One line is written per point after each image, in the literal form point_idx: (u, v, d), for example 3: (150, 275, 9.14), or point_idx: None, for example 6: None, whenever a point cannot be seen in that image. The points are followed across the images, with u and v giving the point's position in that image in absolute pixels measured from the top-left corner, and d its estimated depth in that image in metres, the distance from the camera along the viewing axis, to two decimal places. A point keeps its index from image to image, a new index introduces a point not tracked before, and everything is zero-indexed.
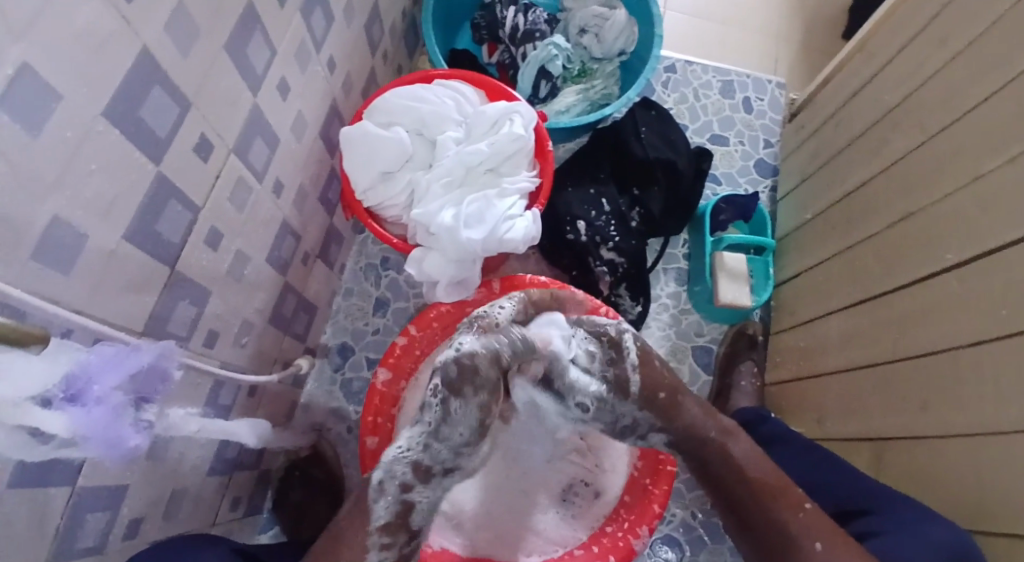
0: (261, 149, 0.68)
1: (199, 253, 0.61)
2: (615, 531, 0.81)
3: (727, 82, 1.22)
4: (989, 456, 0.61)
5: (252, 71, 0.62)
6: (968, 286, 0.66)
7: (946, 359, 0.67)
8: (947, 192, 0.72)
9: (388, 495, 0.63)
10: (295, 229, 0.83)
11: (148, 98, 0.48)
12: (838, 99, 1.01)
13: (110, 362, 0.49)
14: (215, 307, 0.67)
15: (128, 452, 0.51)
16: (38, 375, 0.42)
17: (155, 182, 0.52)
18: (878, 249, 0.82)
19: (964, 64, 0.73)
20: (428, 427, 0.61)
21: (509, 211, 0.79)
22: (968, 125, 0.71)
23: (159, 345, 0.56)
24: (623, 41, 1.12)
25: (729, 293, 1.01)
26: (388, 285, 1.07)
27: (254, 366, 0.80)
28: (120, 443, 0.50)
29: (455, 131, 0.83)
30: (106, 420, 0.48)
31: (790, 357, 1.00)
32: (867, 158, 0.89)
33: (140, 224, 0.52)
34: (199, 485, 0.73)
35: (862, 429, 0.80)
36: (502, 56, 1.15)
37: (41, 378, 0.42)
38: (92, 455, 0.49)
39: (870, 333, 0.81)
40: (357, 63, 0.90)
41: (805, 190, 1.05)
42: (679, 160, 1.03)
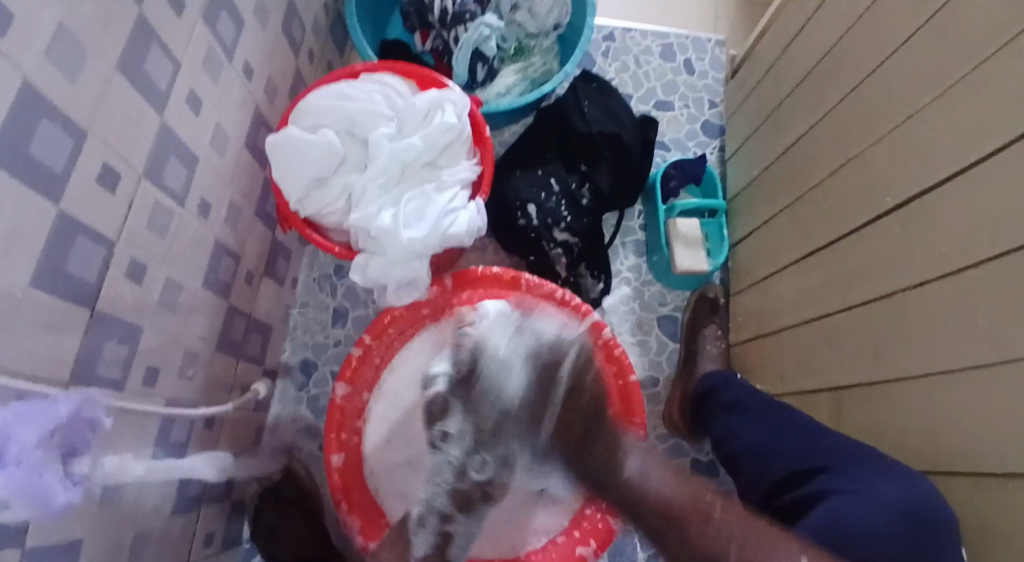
0: (177, 169, 0.65)
1: (121, 288, 0.58)
2: (594, 512, 0.81)
3: (667, 46, 1.20)
4: (944, 396, 0.61)
5: (154, 88, 0.59)
6: (908, 228, 0.66)
7: (896, 303, 0.67)
8: (882, 135, 0.71)
9: (428, 529, 0.75)
10: (232, 248, 0.79)
11: (36, 132, 0.45)
12: (774, 52, 1.00)
13: (28, 417, 0.46)
14: (151, 342, 0.64)
15: (59, 510, 0.49)
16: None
17: (57, 219, 0.49)
18: (822, 200, 0.81)
19: (890, 4, 0.72)
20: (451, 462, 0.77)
21: (450, 204, 0.77)
22: (897, 66, 0.70)
23: (84, 392, 0.53)
24: (556, 14, 1.08)
25: (687, 260, 0.99)
26: (344, 293, 1.04)
27: (207, 395, 0.77)
28: (49, 500, 0.47)
29: (387, 127, 0.80)
30: (30, 479, 0.45)
31: (748, 317, 1.00)
32: (805, 109, 0.88)
33: (45, 266, 0.48)
34: (163, 525, 0.70)
35: (821, 382, 0.80)
36: (434, 42, 1.11)
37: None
38: (22, 518, 0.46)
39: (822, 286, 0.80)
40: (278, 66, 0.86)
41: (750, 148, 1.05)
42: (623, 131, 1.01)
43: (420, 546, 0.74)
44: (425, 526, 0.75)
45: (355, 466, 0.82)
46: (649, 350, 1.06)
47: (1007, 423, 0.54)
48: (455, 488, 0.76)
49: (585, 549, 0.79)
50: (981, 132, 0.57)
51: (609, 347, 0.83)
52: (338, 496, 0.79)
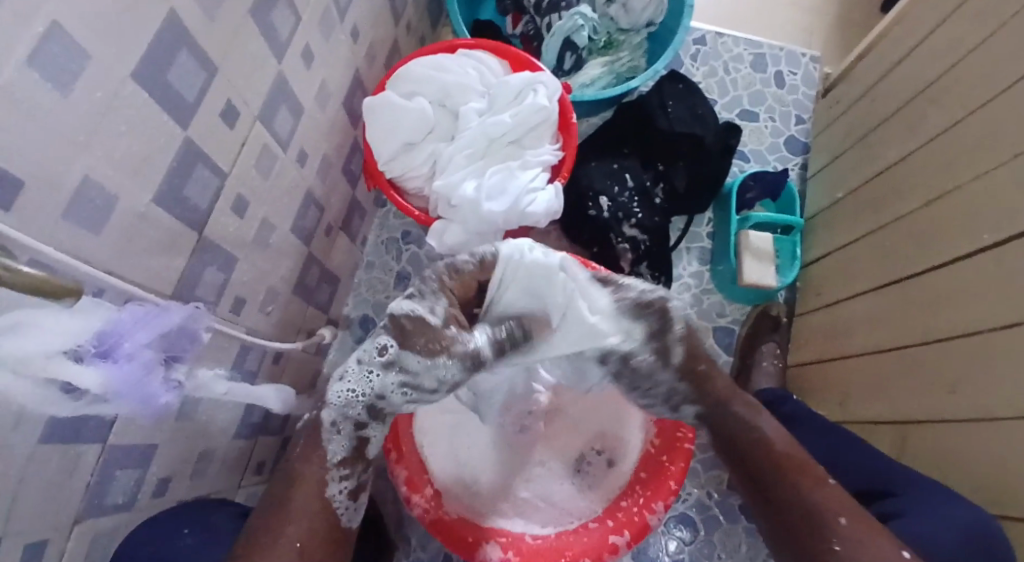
0: (285, 116, 0.68)
1: (226, 220, 0.62)
2: (630, 506, 0.80)
3: (759, 55, 1.19)
4: (1017, 441, 0.60)
5: (276, 37, 0.62)
6: (1005, 267, 0.64)
7: (979, 341, 0.65)
8: (988, 168, 0.69)
9: (343, 434, 0.72)
10: (319, 199, 0.83)
11: (175, 62, 0.49)
12: (874, 73, 0.98)
13: (141, 322, 0.50)
14: (241, 274, 0.68)
15: (157, 407, 0.54)
16: (67, 330, 0.43)
17: (183, 146, 0.52)
18: (911, 228, 0.80)
19: (1008, 34, 0.70)
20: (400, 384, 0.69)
21: (531, 184, 0.79)
22: (1009, 99, 0.68)
23: (189, 307, 0.58)
24: (651, 11, 1.08)
25: (753, 274, 0.99)
26: (410, 258, 1.08)
27: (280, 333, 0.81)
28: (149, 399, 0.52)
29: (478, 102, 0.82)
30: (135, 376, 0.50)
31: (814, 339, 0.99)
32: (903, 134, 0.86)
33: (169, 188, 0.52)
34: (225, 448, 0.75)
35: (886, 412, 0.79)
36: (526, 27, 1.13)
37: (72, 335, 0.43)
38: (123, 411, 0.51)
39: (898, 315, 0.79)
40: (381, 32, 0.90)
41: (836, 168, 1.03)
42: (706, 135, 1.01)
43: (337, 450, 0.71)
44: (342, 430, 0.72)
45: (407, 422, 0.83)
46: None
47: None
48: (376, 402, 0.70)
49: (619, 539, 0.77)
50: None
51: None
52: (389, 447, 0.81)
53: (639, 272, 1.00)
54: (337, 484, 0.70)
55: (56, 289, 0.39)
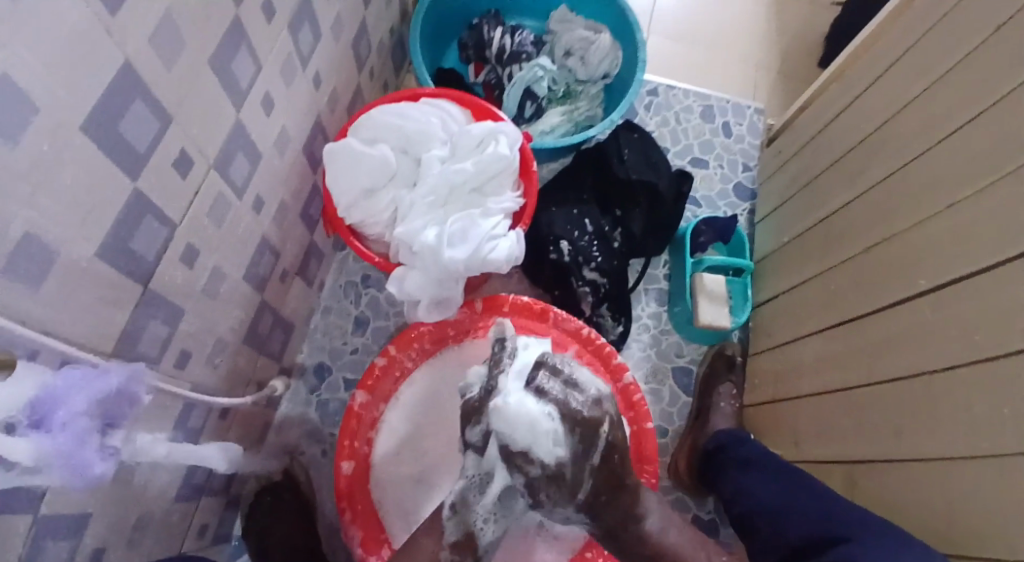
0: (242, 163, 0.67)
1: (174, 271, 0.59)
2: (596, 556, 0.81)
3: (708, 107, 1.25)
4: (963, 480, 0.62)
5: (236, 85, 0.61)
6: (943, 312, 0.67)
7: (922, 381, 0.68)
8: (922, 219, 0.74)
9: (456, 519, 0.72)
10: (274, 245, 0.81)
11: (129, 111, 0.47)
12: (814, 127, 1.04)
13: (78, 384, 0.47)
14: (188, 326, 0.65)
15: (92, 480, 0.48)
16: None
17: (132, 195, 0.50)
18: (854, 273, 0.84)
19: (938, 97, 0.76)
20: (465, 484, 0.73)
21: (493, 231, 0.79)
22: (942, 155, 0.73)
23: (130, 366, 0.54)
24: (607, 65, 1.13)
25: (709, 315, 1.02)
26: (368, 303, 1.06)
27: (228, 385, 0.77)
28: (86, 470, 0.47)
29: (439, 149, 0.83)
30: (69, 445, 0.45)
31: (764, 379, 1.02)
32: (843, 184, 0.91)
33: (114, 240, 0.50)
34: (165, 511, 0.70)
35: (836, 451, 0.81)
36: (488, 75, 1.15)
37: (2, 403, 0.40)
38: (53, 483, 0.45)
39: (845, 356, 0.82)
40: (343, 79, 0.90)
41: (782, 214, 1.08)
42: (660, 182, 1.04)
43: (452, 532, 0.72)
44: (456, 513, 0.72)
45: (364, 475, 0.82)
46: (661, 400, 1.06)
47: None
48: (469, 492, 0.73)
49: None
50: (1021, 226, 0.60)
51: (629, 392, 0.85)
52: (343, 505, 0.79)
53: (599, 315, 1.01)
54: None
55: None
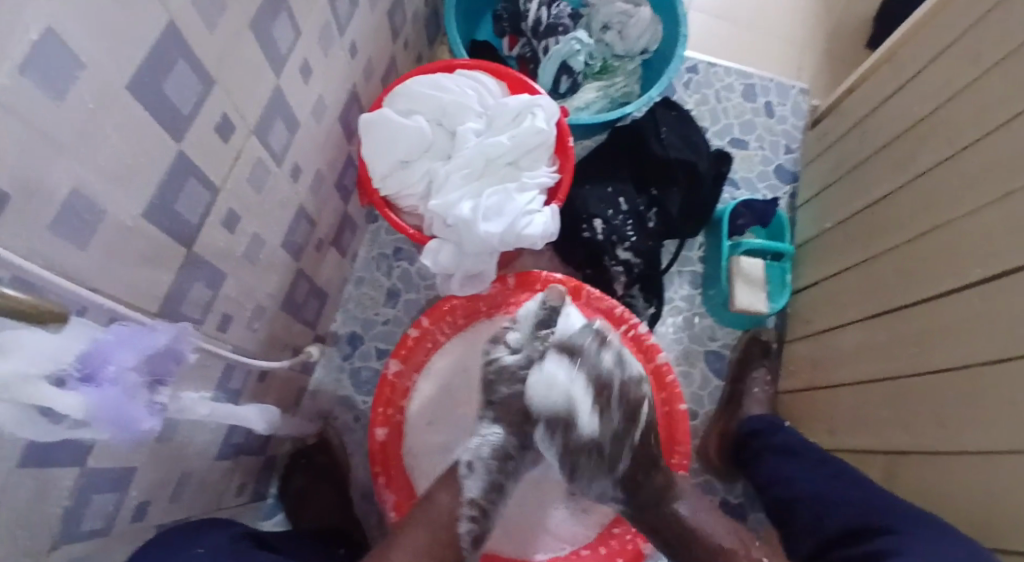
0: (280, 130, 0.67)
1: (216, 234, 0.60)
2: (624, 533, 0.82)
3: (750, 86, 1.21)
4: (1007, 476, 0.60)
5: (276, 51, 0.61)
6: (993, 304, 0.65)
7: (969, 375, 0.66)
8: (976, 206, 0.70)
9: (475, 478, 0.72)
10: (311, 214, 0.82)
11: (172, 73, 0.47)
12: (863, 108, 1.00)
13: (125, 342, 0.48)
14: (229, 290, 0.66)
15: (139, 434, 0.51)
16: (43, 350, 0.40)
17: (175, 158, 0.51)
18: (901, 261, 0.81)
19: (999, 77, 0.71)
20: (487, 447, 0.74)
21: (528, 206, 0.79)
22: (1000, 140, 0.69)
23: (175, 326, 0.56)
24: (646, 39, 1.11)
25: (745, 299, 1.00)
26: (400, 275, 1.06)
27: (265, 350, 0.79)
28: (134, 426, 0.49)
29: (475, 122, 0.82)
30: (120, 402, 0.47)
31: (802, 366, 1.00)
32: (893, 168, 0.87)
33: (159, 201, 0.51)
34: (205, 469, 0.72)
35: (874, 441, 0.79)
36: (523, 49, 1.13)
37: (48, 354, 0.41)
38: (103, 437, 0.48)
39: (888, 346, 0.79)
40: (379, 48, 0.89)
41: (827, 198, 1.04)
42: (699, 161, 1.02)
43: (473, 488, 0.71)
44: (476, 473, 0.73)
45: (398, 442, 0.84)
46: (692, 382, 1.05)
47: None
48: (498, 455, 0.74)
49: None
50: None
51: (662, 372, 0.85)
52: (377, 469, 0.81)
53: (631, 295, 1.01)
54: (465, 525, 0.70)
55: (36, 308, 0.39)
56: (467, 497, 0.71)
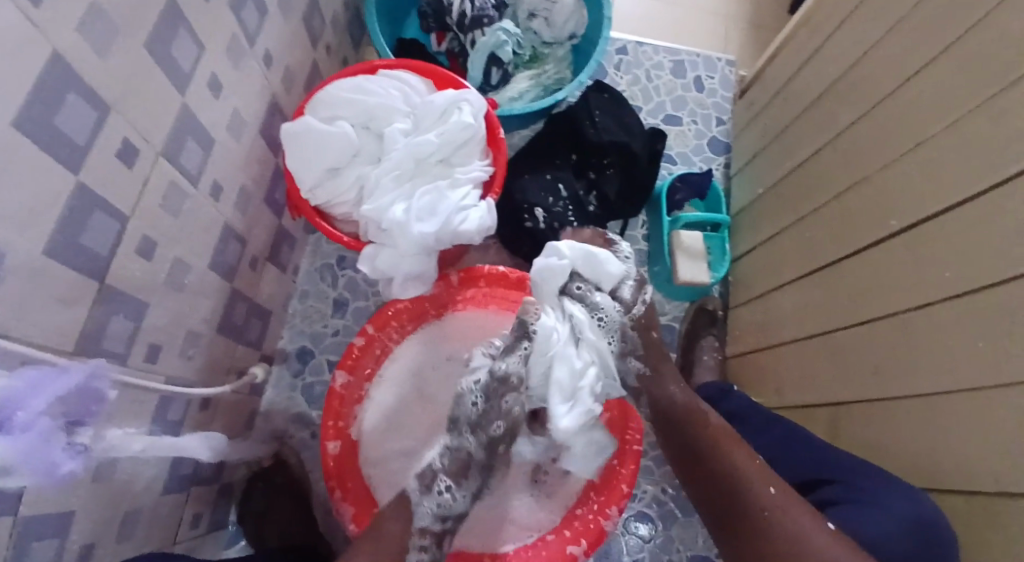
0: (195, 150, 0.65)
1: (132, 265, 0.58)
2: (585, 514, 0.81)
3: (678, 62, 1.22)
4: (942, 417, 0.62)
5: (178, 69, 0.59)
6: (916, 251, 0.67)
7: (898, 323, 0.69)
8: (892, 159, 0.73)
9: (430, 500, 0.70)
10: (240, 232, 0.80)
11: (63, 103, 0.45)
12: (785, 75, 1.02)
13: (37, 385, 0.47)
14: (155, 319, 0.64)
15: (63, 478, 0.50)
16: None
17: (76, 191, 0.49)
18: (828, 220, 0.83)
19: (903, 36, 0.74)
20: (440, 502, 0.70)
21: (461, 202, 0.78)
22: (909, 95, 0.72)
23: (92, 363, 0.54)
24: (572, 24, 1.10)
25: (689, 272, 1.01)
26: (345, 284, 1.05)
27: (205, 376, 0.76)
28: (54, 468, 0.49)
29: (402, 122, 0.81)
30: (35, 446, 0.46)
31: (747, 331, 1.02)
32: (813, 131, 0.90)
33: (62, 237, 0.48)
34: (154, 505, 0.70)
35: (818, 397, 0.82)
36: (451, 44, 1.12)
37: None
38: (25, 484, 0.47)
39: (823, 303, 0.82)
40: (296, 55, 0.87)
41: (757, 166, 1.06)
42: (633, 142, 1.02)
43: (423, 518, 0.69)
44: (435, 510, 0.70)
45: (351, 455, 0.81)
46: None
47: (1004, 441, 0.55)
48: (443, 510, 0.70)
49: (576, 548, 0.78)
50: (993, 157, 0.59)
51: None
52: (332, 483, 0.77)
53: None
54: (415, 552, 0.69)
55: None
56: (418, 525, 0.70)
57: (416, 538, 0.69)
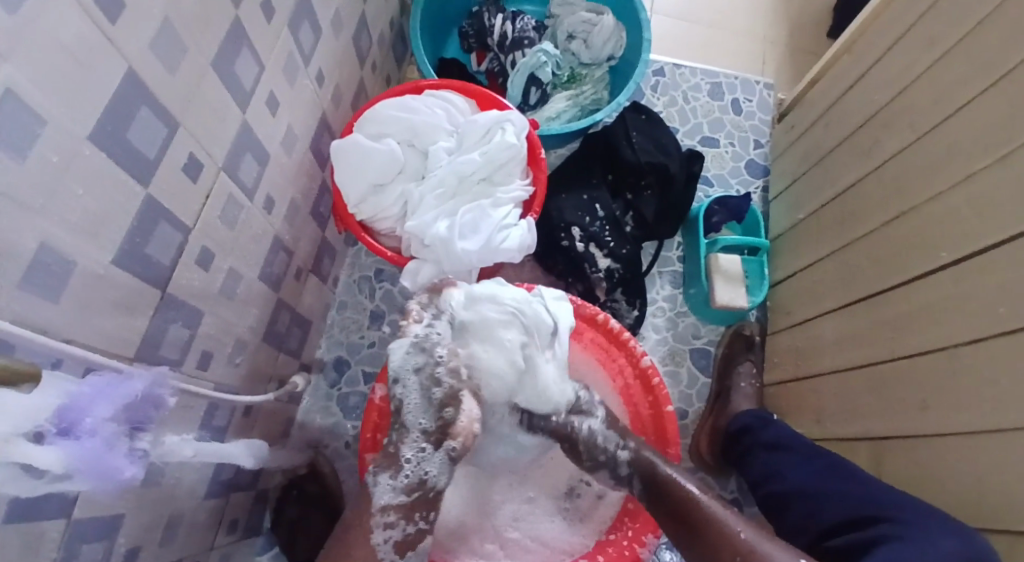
0: (250, 164, 0.67)
1: (190, 274, 0.60)
2: (620, 540, 0.79)
3: (716, 84, 1.22)
4: (991, 452, 0.61)
5: (240, 87, 0.61)
6: (965, 284, 0.66)
7: (945, 357, 0.68)
8: (942, 189, 0.72)
9: (383, 484, 0.64)
10: (287, 244, 0.82)
11: (135, 119, 0.47)
12: (827, 100, 1.02)
13: (100, 390, 0.48)
14: (208, 327, 0.66)
15: (120, 483, 0.50)
16: (21, 410, 0.39)
17: (145, 203, 0.51)
18: (872, 250, 0.82)
19: (952, 66, 0.74)
20: (391, 491, 0.64)
21: (503, 221, 0.79)
22: (957, 125, 0.71)
23: (151, 372, 0.56)
24: (611, 46, 1.11)
25: (726, 294, 1.02)
26: (383, 297, 1.06)
27: (249, 383, 0.78)
28: (114, 474, 0.49)
29: (446, 141, 0.83)
30: (100, 452, 0.47)
31: (786, 357, 1.01)
32: (857, 159, 0.90)
33: (131, 247, 0.51)
34: (195, 508, 0.72)
35: (861, 428, 0.80)
36: (490, 64, 1.13)
37: (22, 412, 0.40)
38: (82, 488, 0.47)
39: (867, 333, 0.81)
40: (345, 73, 0.89)
41: (796, 191, 1.06)
42: (670, 163, 1.02)
43: (382, 496, 0.64)
44: (392, 520, 0.64)
45: None
46: (680, 382, 1.06)
47: None
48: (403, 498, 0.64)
49: None
50: None
51: (649, 375, 0.83)
52: None
53: (614, 300, 1.01)
54: (381, 532, 0.63)
55: (11, 373, 0.38)
56: (378, 504, 0.64)
57: (381, 516, 0.64)
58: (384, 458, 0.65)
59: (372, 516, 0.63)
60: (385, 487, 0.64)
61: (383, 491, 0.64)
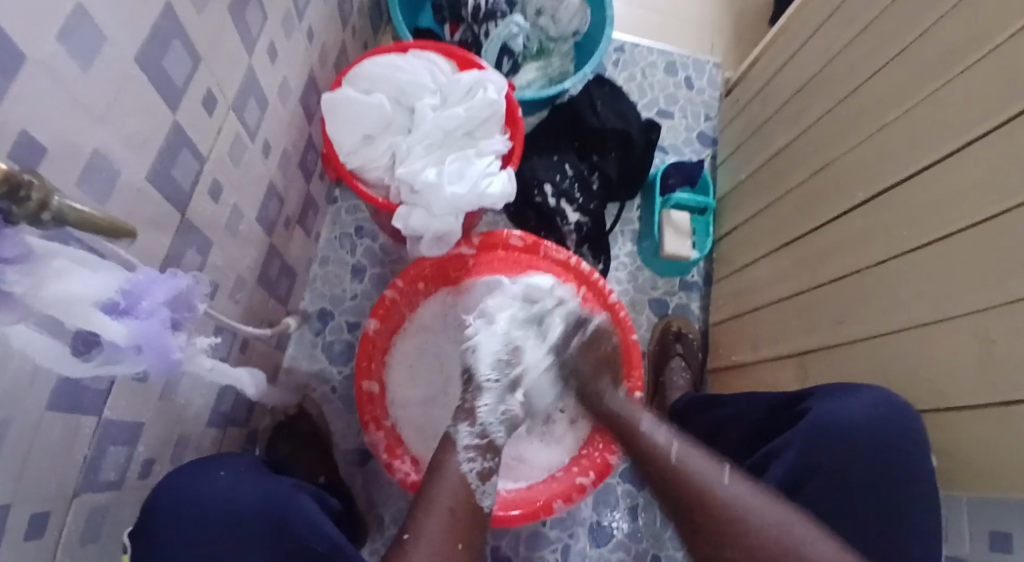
0: (253, 108, 0.72)
1: (204, 204, 0.65)
2: (591, 451, 0.89)
3: (670, 63, 1.33)
4: (899, 350, 0.72)
5: (248, 33, 0.66)
6: (873, 219, 0.78)
7: (857, 280, 0.79)
8: (856, 142, 0.84)
9: (467, 431, 0.73)
10: (280, 192, 0.87)
11: (169, 49, 0.52)
12: (765, 72, 1.13)
13: (155, 281, 0.50)
14: (216, 258, 0.70)
15: (172, 367, 0.52)
16: (96, 283, 0.42)
17: (171, 129, 0.56)
18: (801, 198, 0.93)
19: (867, 38, 0.86)
20: (472, 430, 0.73)
21: (487, 169, 0.86)
22: (870, 88, 0.83)
23: (184, 275, 0.57)
24: (576, 22, 1.19)
25: (674, 245, 1.11)
26: (364, 252, 1.11)
27: (246, 321, 0.83)
28: (169, 358, 0.50)
29: (431, 98, 0.89)
30: (160, 332, 0.48)
31: (727, 300, 1.12)
32: (789, 122, 1.01)
33: (160, 168, 0.55)
34: (199, 433, 0.76)
35: (790, 350, 0.91)
36: (464, 35, 1.18)
37: (98, 285, 0.42)
38: (143, 370, 0.49)
39: (794, 270, 0.92)
40: (331, 34, 0.94)
41: (738, 154, 1.17)
42: (632, 129, 1.13)
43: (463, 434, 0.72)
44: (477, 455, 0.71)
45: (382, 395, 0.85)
46: (637, 329, 1.16)
47: (953, 371, 0.65)
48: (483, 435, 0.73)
49: (585, 479, 0.85)
50: (938, 135, 0.70)
51: (615, 309, 0.90)
52: (366, 418, 0.81)
53: (582, 252, 1.10)
54: (467, 462, 0.70)
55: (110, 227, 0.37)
56: (462, 444, 0.72)
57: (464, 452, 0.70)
58: (462, 411, 0.76)
59: (459, 451, 0.70)
60: (467, 429, 0.73)
61: (468, 430, 0.73)
